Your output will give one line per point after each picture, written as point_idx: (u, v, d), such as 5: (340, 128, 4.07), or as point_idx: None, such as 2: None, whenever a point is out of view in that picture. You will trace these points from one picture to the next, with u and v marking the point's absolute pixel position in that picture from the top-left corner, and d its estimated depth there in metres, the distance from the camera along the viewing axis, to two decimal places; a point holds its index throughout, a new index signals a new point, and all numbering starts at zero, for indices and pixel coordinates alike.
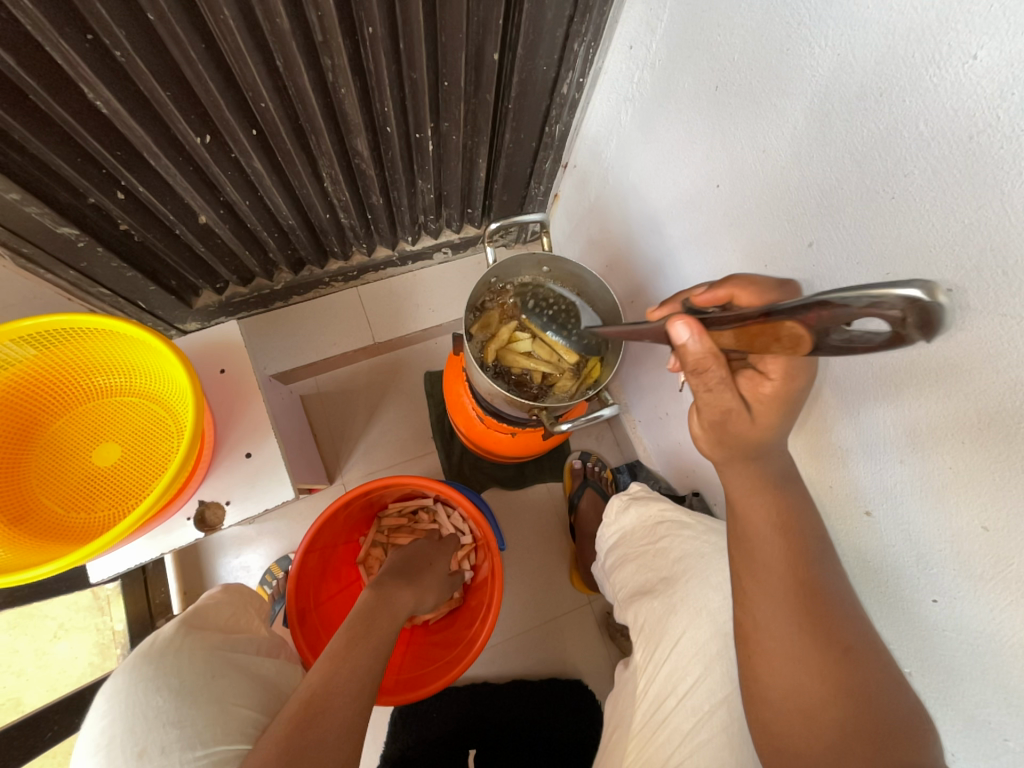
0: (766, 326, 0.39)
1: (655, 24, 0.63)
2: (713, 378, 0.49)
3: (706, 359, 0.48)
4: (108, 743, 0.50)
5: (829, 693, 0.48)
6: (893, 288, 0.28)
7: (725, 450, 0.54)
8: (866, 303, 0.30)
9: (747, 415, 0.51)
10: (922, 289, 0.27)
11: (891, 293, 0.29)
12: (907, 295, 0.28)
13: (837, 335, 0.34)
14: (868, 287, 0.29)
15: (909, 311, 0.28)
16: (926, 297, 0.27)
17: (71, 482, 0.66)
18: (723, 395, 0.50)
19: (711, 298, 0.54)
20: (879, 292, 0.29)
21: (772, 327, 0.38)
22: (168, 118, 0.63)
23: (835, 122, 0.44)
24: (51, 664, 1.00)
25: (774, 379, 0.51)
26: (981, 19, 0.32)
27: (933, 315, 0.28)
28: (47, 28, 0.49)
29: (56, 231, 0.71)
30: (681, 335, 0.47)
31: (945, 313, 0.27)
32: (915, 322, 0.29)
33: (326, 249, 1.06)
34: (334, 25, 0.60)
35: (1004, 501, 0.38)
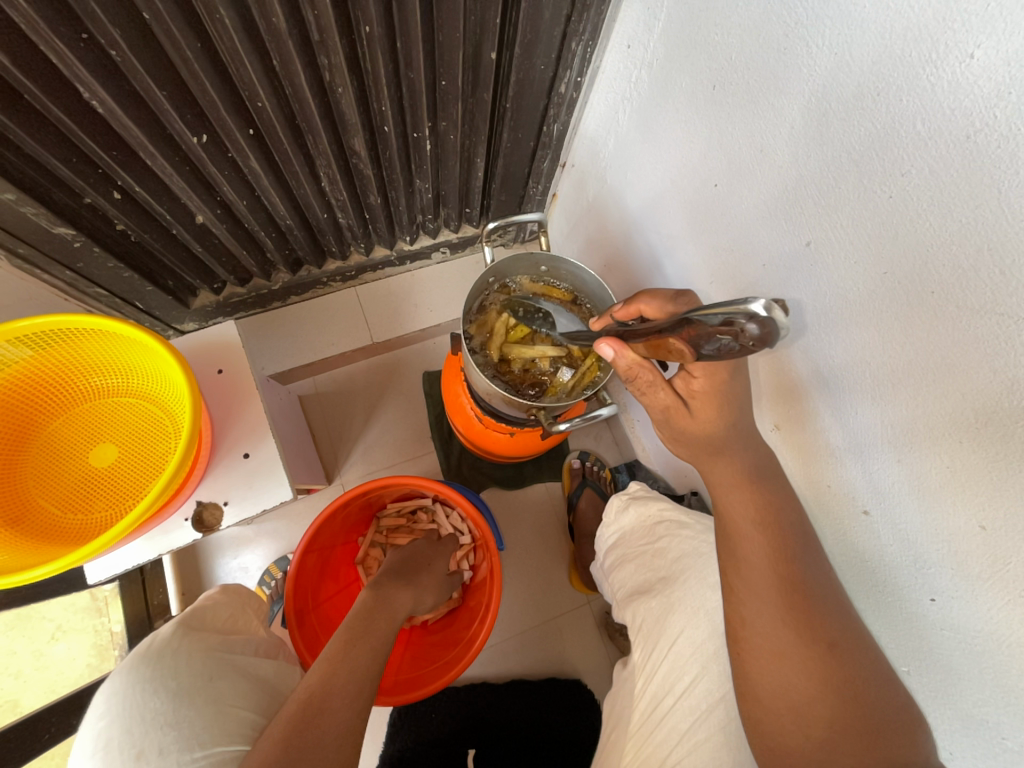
0: (662, 340, 0.50)
1: (653, 23, 0.63)
2: (644, 380, 0.58)
3: (636, 367, 0.57)
4: (105, 745, 0.49)
5: (815, 690, 0.49)
6: (742, 303, 0.40)
7: (686, 449, 0.61)
8: (725, 317, 0.41)
9: (685, 410, 0.58)
10: (762, 305, 0.38)
11: (742, 308, 0.40)
12: (752, 307, 0.39)
13: (708, 345, 0.44)
14: (726, 304, 0.41)
15: (752, 323, 0.39)
16: (764, 306, 0.38)
17: (68, 483, 0.66)
18: (657, 394, 0.58)
19: (628, 313, 0.64)
20: (734, 308, 0.41)
21: (665, 342, 0.49)
22: (165, 117, 0.62)
23: (833, 122, 0.44)
24: (49, 666, 0.99)
25: (700, 376, 0.56)
26: (979, 19, 0.32)
27: (769, 326, 0.39)
28: (40, 28, 0.49)
29: (52, 231, 0.71)
30: (606, 354, 0.57)
31: (778, 326, 0.38)
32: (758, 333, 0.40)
33: (324, 249, 1.06)
34: (331, 24, 0.60)
35: (1000, 500, 0.39)
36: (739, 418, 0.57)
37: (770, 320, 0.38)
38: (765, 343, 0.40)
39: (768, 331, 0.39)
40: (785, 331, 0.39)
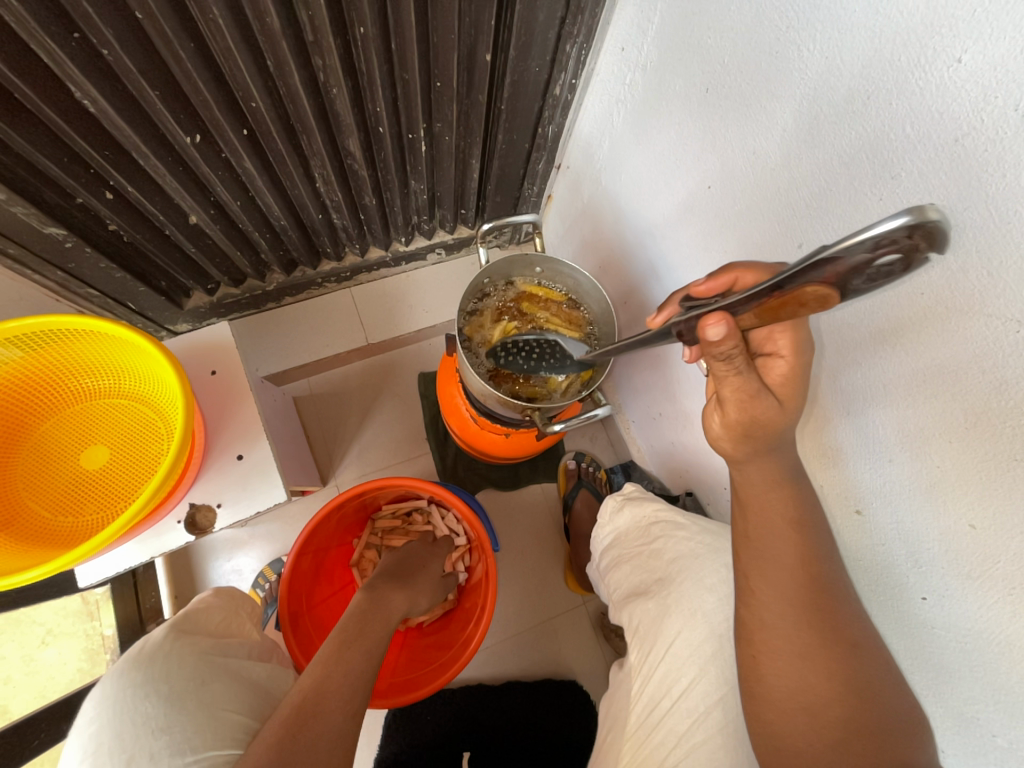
0: (783, 299, 0.37)
1: (646, 26, 0.63)
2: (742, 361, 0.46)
3: (737, 347, 0.44)
4: (95, 750, 0.49)
5: (835, 689, 0.49)
6: (884, 222, 0.27)
7: (747, 444, 0.53)
8: (861, 242, 0.29)
9: (771, 400, 0.50)
10: (909, 212, 0.27)
11: (878, 225, 0.27)
12: (902, 223, 0.27)
13: (859, 279, 0.32)
14: (859, 231, 0.28)
15: (909, 233, 0.27)
16: (918, 217, 0.26)
17: (59, 486, 0.65)
18: (747, 380, 0.49)
19: (714, 287, 0.52)
20: (865, 228, 0.28)
21: (791, 298, 0.36)
22: (157, 117, 0.62)
23: (824, 125, 0.44)
24: (39, 670, 0.99)
25: (785, 356, 0.50)
26: (966, 24, 0.33)
27: (931, 231, 0.27)
28: (32, 27, 0.48)
29: (43, 232, 0.70)
30: (717, 332, 0.42)
31: (944, 224, 0.26)
32: (920, 242, 0.27)
33: (318, 250, 1.06)
34: (324, 25, 0.59)
35: (990, 500, 0.39)
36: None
37: (929, 223, 0.26)
38: (937, 248, 0.27)
39: (937, 236, 0.27)
40: (948, 225, 0.27)
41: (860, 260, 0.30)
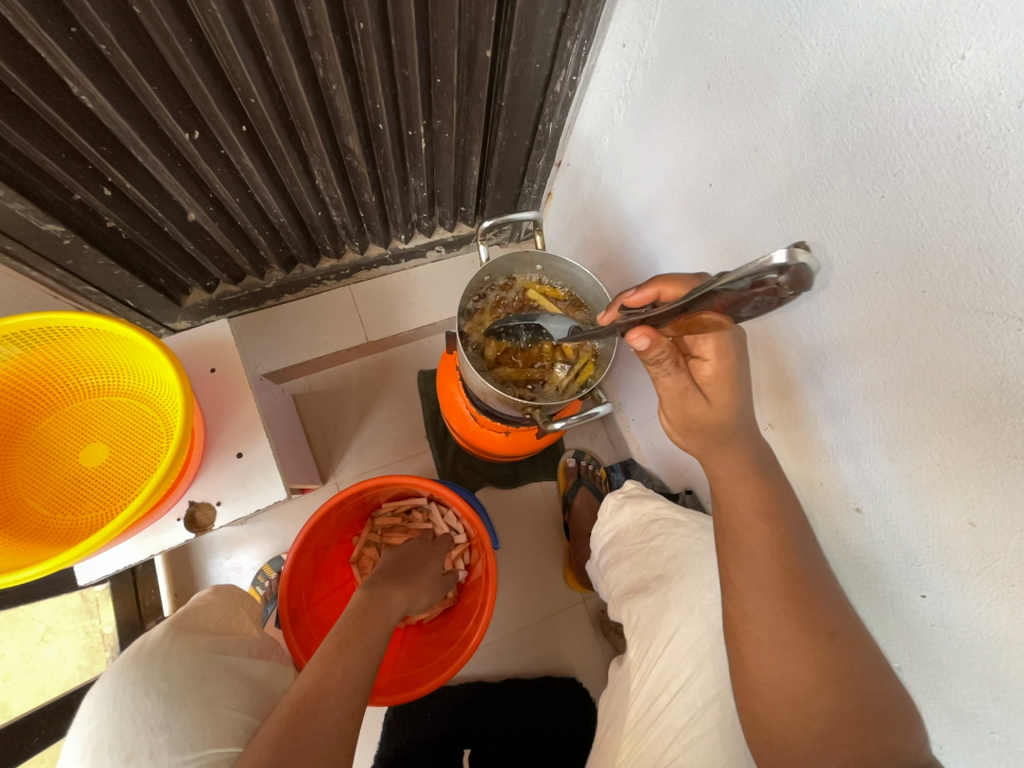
0: (691, 319, 0.46)
1: (648, 22, 0.63)
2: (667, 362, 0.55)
3: (664, 351, 0.54)
4: (95, 747, 0.49)
5: (817, 681, 0.49)
6: (763, 262, 0.34)
7: (715, 437, 0.56)
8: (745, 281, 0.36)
9: (699, 395, 0.57)
10: (784, 253, 0.33)
11: (762, 264, 0.34)
12: (778, 262, 0.33)
13: (745, 308, 0.40)
14: (745, 268, 0.35)
15: (782, 275, 0.34)
16: (790, 259, 0.33)
17: (58, 483, 0.65)
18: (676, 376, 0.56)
19: (642, 298, 0.59)
20: (751, 268, 0.35)
21: (695, 318, 0.45)
22: (156, 113, 0.62)
23: (826, 121, 0.44)
24: (38, 668, 0.99)
25: (710, 359, 0.55)
26: (969, 20, 0.32)
27: (801, 272, 0.33)
28: (30, 22, 0.48)
29: (41, 228, 0.70)
30: (643, 344, 0.52)
31: (809, 266, 0.33)
32: (791, 282, 0.34)
33: (317, 247, 1.05)
34: (324, 20, 0.59)
35: (990, 497, 0.39)
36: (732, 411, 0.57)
37: (800, 267, 0.33)
38: (802, 288, 0.34)
39: (802, 278, 0.33)
40: (818, 269, 0.34)
41: (740, 293, 0.38)
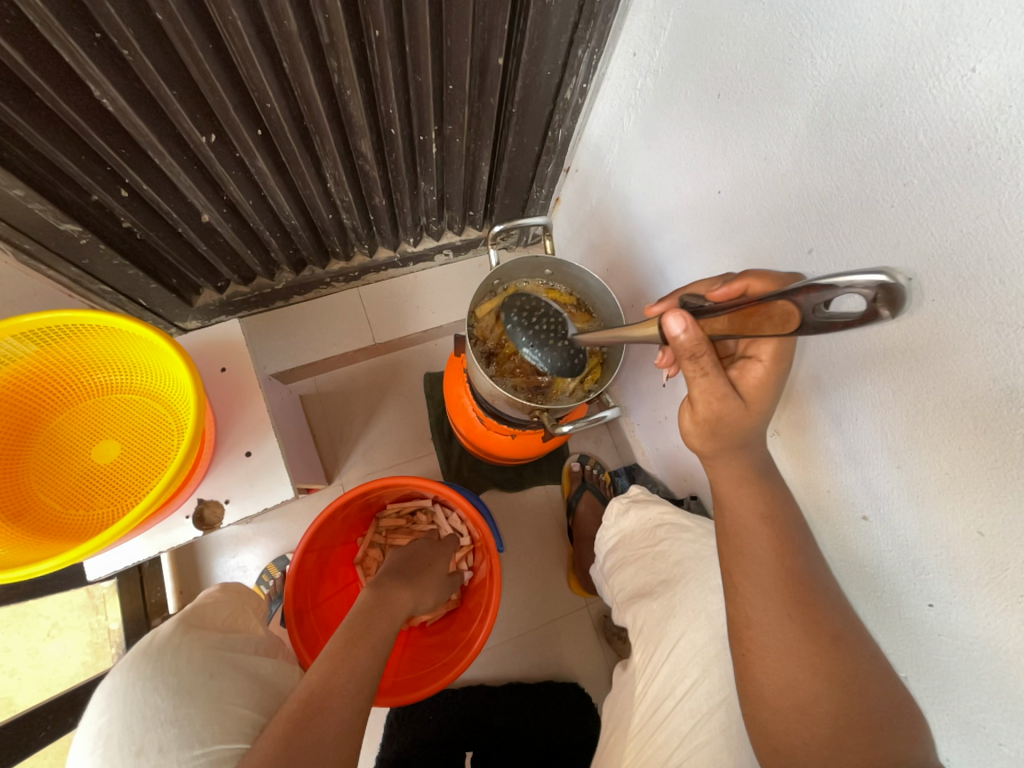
0: (761, 307, 0.42)
1: (659, 32, 0.64)
2: (707, 363, 0.49)
3: (700, 347, 0.47)
4: (106, 741, 0.49)
5: (821, 686, 0.50)
6: (865, 275, 0.34)
7: (718, 440, 0.55)
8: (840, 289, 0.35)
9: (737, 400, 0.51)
10: (886, 276, 0.33)
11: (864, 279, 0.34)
12: (878, 280, 0.33)
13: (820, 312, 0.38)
14: (844, 273, 0.34)
15: (878, 292, 0.34)
16: (892, 279, 0.33)
17: (71, 479, 0.66)
18: (717, 381, 0.50)
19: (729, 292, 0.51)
20: (852, 279, 0.34)
21: (766, 308, 0.42)
22: (174, 117, 0.63)
23: (836, 132, 0.45)
24: (45, 663, 0.99)
25: (765, 361, 0.51)
26: (980, 34, 0.33)
27: (896, 293, 0.33)
28: (56, 27, 0.49)
29: (59, 228, 0.71)
30: (676, 329, 0.46)
31: (907, 290, 0.33)
32: (883, 302, 0.34)
33: (328, 249, 1.06)
34: (340, 27, 0.60)
35: (999, 506, 0.39)
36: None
37: (895, 287, 0.33)
38: (892, 309, 0.34)
39: (897, 300, 0.34)
40: (909, 293, 0.34)
41: (840, 282, 0.35)
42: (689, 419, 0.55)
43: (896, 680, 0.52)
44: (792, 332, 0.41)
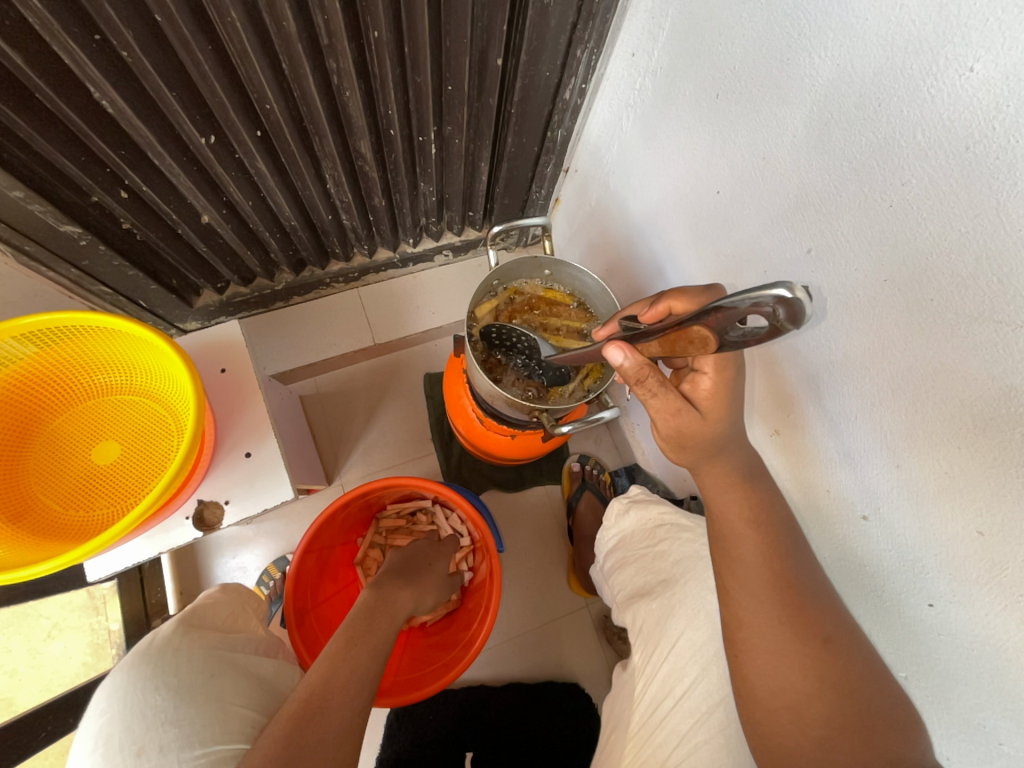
0: (680, 332, 0.47)
1: (657, 32, 0.64)
2: (654, 382, 0.54)
3: (644, 370, 0.53)
4: (106, 741, 0.49)
5: (813, 688, 0.50)
6: (768, 290, 0.36)
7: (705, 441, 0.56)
8: (748, 303, 0.38)
9: (696, 412, 0.56)
10: (787, 287, 0.35)
11: (765, 295, 0.36)
12: (779, 294, 0.36)
13: (733, 331, 0.42)
14: (751, 291, 0.37)
15: (780, 306, 0.37)
16: (791, 295, 0.35)
17: (71, 480, 0.66)
18: (670, 396, 0.54)
19: (655, 314, 0.59)
20: (754, 295, 0.37)
21: (686, 332, 0.46)
22: (173, 118, 0.63)
23: (834, 131, 0.45)
24: (44, 664, 0.99)
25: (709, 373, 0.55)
26: (978, 33, 0.33)
27: (796, 309, 0.36)
28: (56, 29, 0.49)
29: (59, 229, 0.71)
30: (618, 357, 0.52)
31: (804, 306, 0.35)
32: (786, 316, 0.37)
33: (327, 250, 1.06)
34: (339, 28, 0.60)
35: (999, 505, 0.39)
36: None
37: (797, 305, 0.35)
38: (793, 323, 0.37)
39: (797, 316, 0.36)
40: (812, 312, 0.36)
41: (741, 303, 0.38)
42: (656, 433, 0.59)
43: (894, 679, 0.52)
44: (713, 351, 0.46)
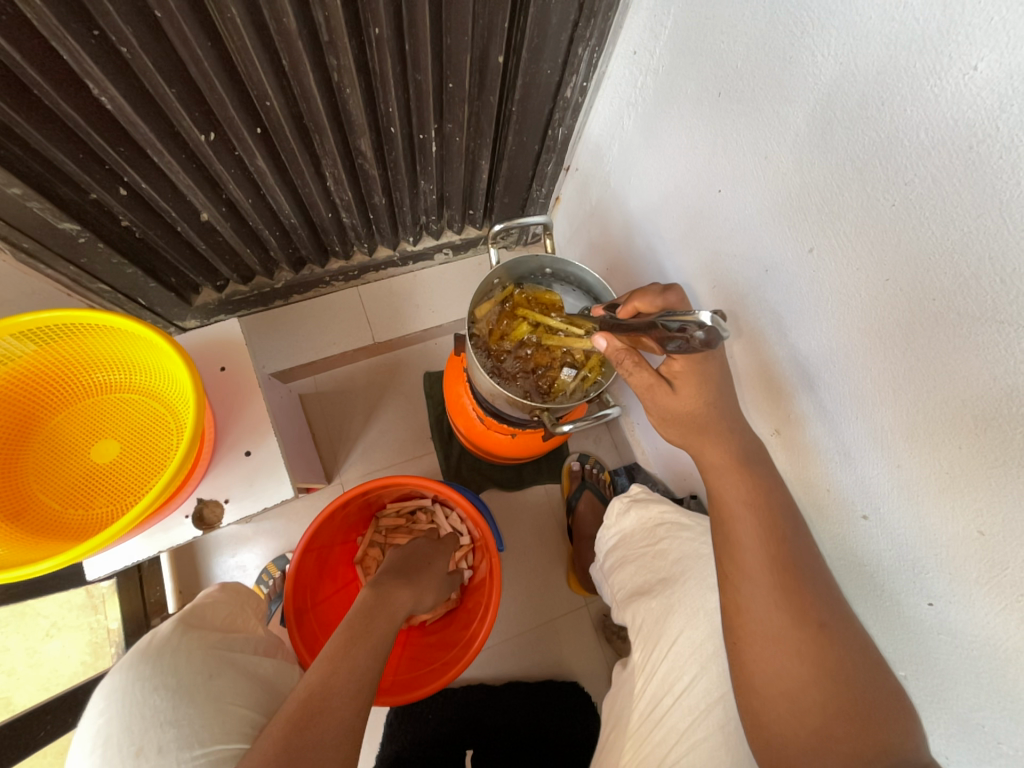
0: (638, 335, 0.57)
1: (659, 30, 0.63)
2: (630, 363, 0.61)
3: (621, 352, 0.61)
4: (105, 742, 0.49)
5: (813, 681, 0.50)
6: (698, 313, 0.46)
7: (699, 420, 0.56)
8: (682, 325, 0.48)
9: (668, 388, 0.60)
10: (709, 316, 0.45)
11: (692, 319, 0.46)
12: (704, 318, 0.45)
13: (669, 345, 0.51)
14: (685, 312, 0.47)
15: (700, 331, 0.46)
16: (712, 321, 0.45)
17: (69, 479, 0.65)
18: (642, 373, 0.60)
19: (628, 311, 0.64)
20: (686, 318, 0.47)
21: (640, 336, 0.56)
22: (172, 114, 0.62)
23: (836, 129, 0.45)
24: (43, 663, 0.99)
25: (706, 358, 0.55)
26: (982, 32, 0.33)
27: (713, 333, 0.45)
28: (54, 24, 0.49)
29: (57, 226, 0.71)
30: (601, 345, 0.60)
31: (717, 330, 0.45)
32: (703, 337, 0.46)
33: (327, 248, 1.06)
34: (340, 25, 0.60)
35: (999, 505, 0.39)
36: (725, 410, 0.59)
37: (713, 328, 0.45)
38: (710, 347, 0.46)
39: (712, 336, 0.46)
40: (725, 338, 0.46)
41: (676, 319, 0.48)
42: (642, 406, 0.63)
43: (894, 678, 0.52)
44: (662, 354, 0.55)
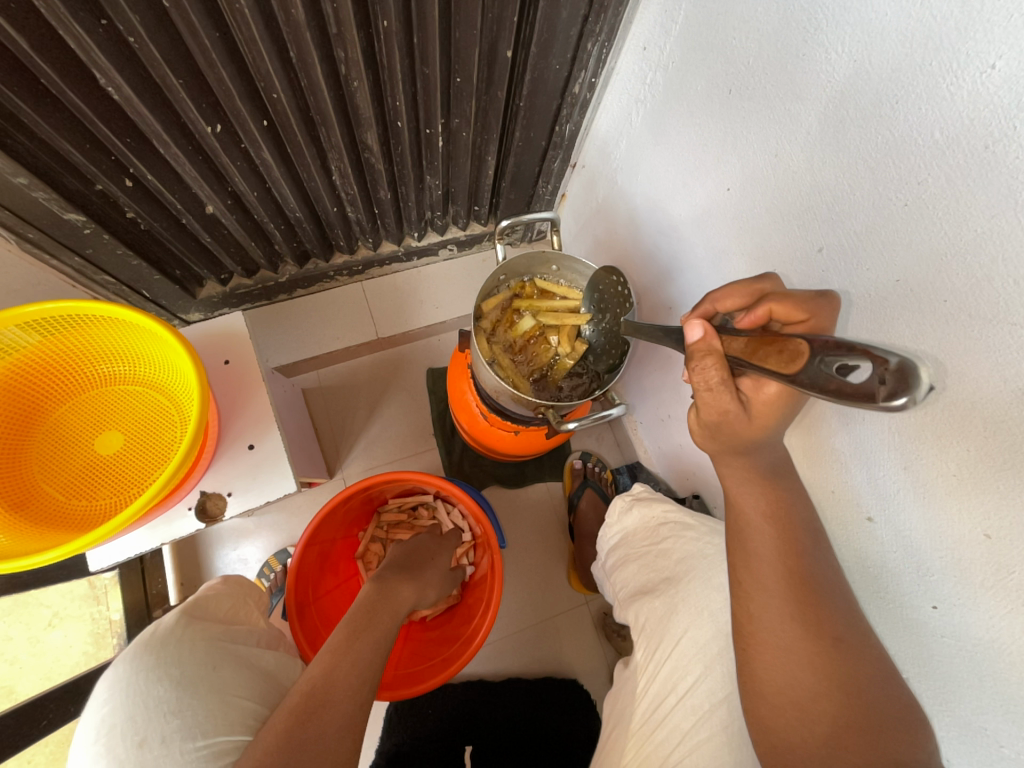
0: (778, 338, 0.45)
1: (670, 25, 0.63)
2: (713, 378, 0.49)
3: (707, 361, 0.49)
4: (109, 731, 0.49)
5: (818, 683, 0.50)
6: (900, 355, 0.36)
7: (719, 444, 0.55)
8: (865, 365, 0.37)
9: (743, 413, 0.51)
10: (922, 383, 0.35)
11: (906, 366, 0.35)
12: (904, 359, 0.35)
13: (835, 363, 0.39)
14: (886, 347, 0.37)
15: (892, 374, 0.36)
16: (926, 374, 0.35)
17: (72, 469, 0.66)
18: (721, 395, 0.50)
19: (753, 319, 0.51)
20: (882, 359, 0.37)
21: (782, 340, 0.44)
22: (179, 106, 0.62)
23: (849, 128, 0.44)
24: (46, 652, 1.00)
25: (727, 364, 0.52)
26: (1001, 30, 0.32)
27: (909, 377, 0.35)
28: (61, 14, 0.49)
29: (62, 217, 0.71)
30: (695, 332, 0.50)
31: (920, 375, 0.34)
32: (890, 383, 0.35)
33: (332, 242, 1.06)
34: (348, 17, 0.60)
35: (1006, 509, 0.39)
36: None
37: (913, 376, 0.34)
38: (897, 384, 0.35)
39: (908, 381, 0.35)
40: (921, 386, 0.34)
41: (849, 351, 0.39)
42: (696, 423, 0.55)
43: (897, 680, 0.52)
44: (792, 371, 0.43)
